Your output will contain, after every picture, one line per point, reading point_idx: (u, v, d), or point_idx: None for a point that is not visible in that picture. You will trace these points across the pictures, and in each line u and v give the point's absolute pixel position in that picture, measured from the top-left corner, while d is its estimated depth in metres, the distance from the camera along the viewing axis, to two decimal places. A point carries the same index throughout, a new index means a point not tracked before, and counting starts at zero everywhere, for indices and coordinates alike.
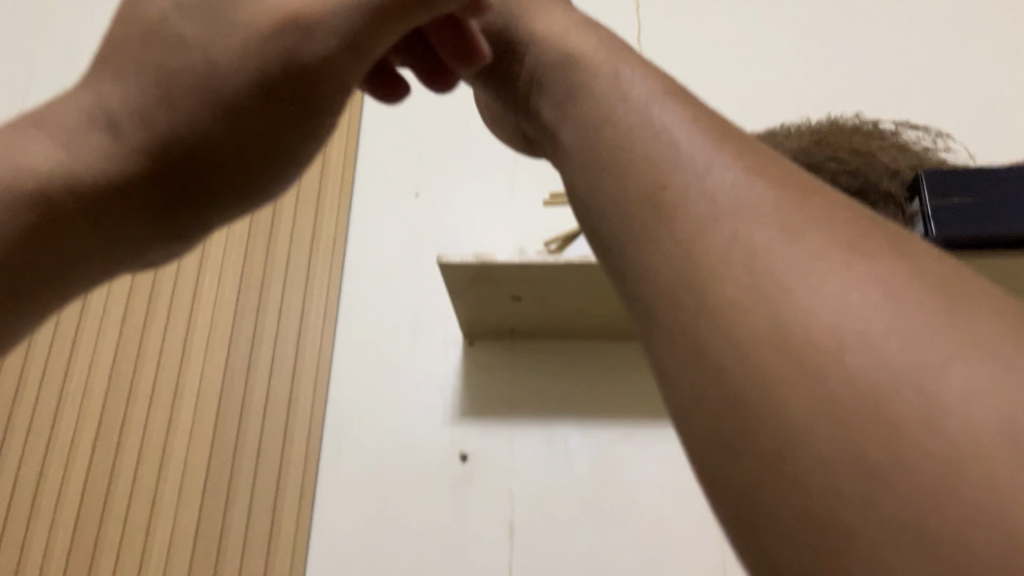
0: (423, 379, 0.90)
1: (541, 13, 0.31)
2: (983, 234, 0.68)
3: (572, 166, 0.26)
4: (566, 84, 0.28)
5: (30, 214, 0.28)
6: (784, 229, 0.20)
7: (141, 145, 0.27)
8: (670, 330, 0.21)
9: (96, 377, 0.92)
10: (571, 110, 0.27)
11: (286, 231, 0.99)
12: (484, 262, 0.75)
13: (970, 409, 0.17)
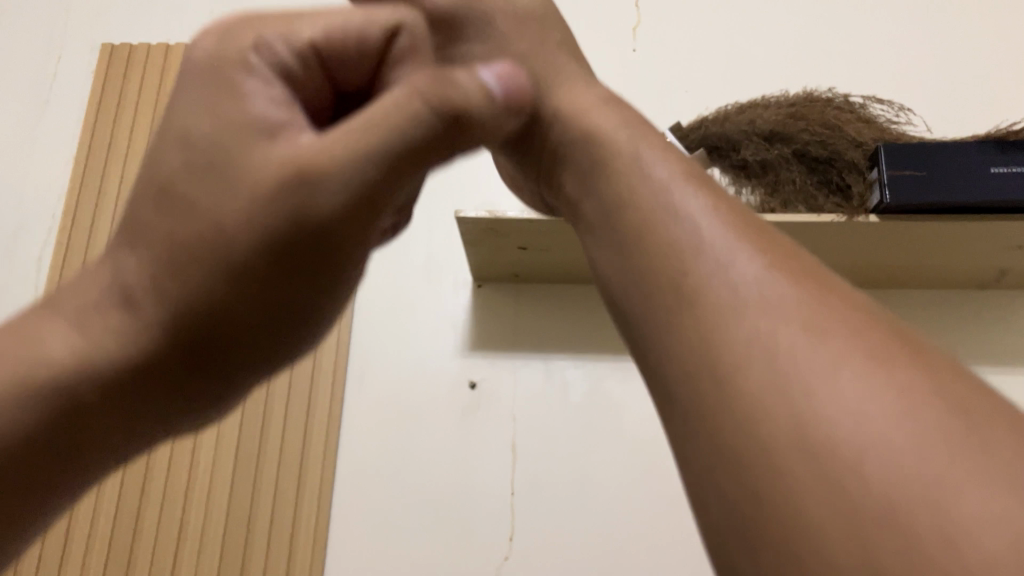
0: (437, 316, 1.01)
1: (562, 88, 0.42)
2: (929, 200, 0.78)
3: (599, 243, 0.34)
4: (587, 165, 0.37)
5: (61, 405, 0.34)
6: (817, 343, 0.26)
7: (161, 322, 0.34)
8: (721, 440, 0.26)
9: None
10: (592, 190, 0.36)
11: None
12: (494, 218, 0.84)
13: (979, 529, 0.22)
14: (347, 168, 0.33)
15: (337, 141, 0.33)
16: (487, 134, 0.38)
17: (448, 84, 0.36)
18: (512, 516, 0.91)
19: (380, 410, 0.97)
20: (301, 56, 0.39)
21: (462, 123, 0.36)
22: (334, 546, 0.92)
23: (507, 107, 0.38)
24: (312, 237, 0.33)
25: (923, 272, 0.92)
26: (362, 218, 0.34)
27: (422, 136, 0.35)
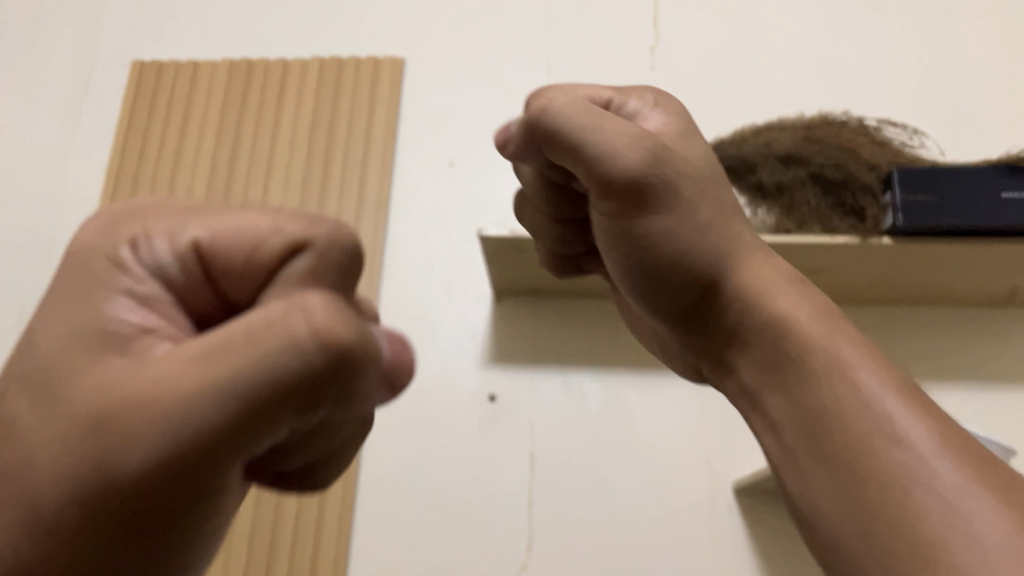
0: (458, 329, 1.03)
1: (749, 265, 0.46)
2: (939, 223, 0.79)
3: (809, 451, 0.39)
4: (792, 369, 0.41)
5: None
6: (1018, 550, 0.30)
7: None
8: None
9: None
10: (801, 397, 0.40)
11: (333, 195, 1.09)
12: (517, 237, 0.87)
13: None
14: (170, 424, 0.26)
15: (186, 368, 0.26)
16: (354, 397, 0.28)
17: (283, 331, 0.26)
18: (531, 527, 0.93)
19: (402, 421, 0.99)
20: (185, 264, 0.30)
21: (303, 387, 0.26)
22: (357, 554, 0.94)
23: (375, 369, 0.28)
24: (132, 508, 0.26)
25: (935, 291, 0.94)
26: (202, 474, 0.26)
27: (241, 400, 0.26)
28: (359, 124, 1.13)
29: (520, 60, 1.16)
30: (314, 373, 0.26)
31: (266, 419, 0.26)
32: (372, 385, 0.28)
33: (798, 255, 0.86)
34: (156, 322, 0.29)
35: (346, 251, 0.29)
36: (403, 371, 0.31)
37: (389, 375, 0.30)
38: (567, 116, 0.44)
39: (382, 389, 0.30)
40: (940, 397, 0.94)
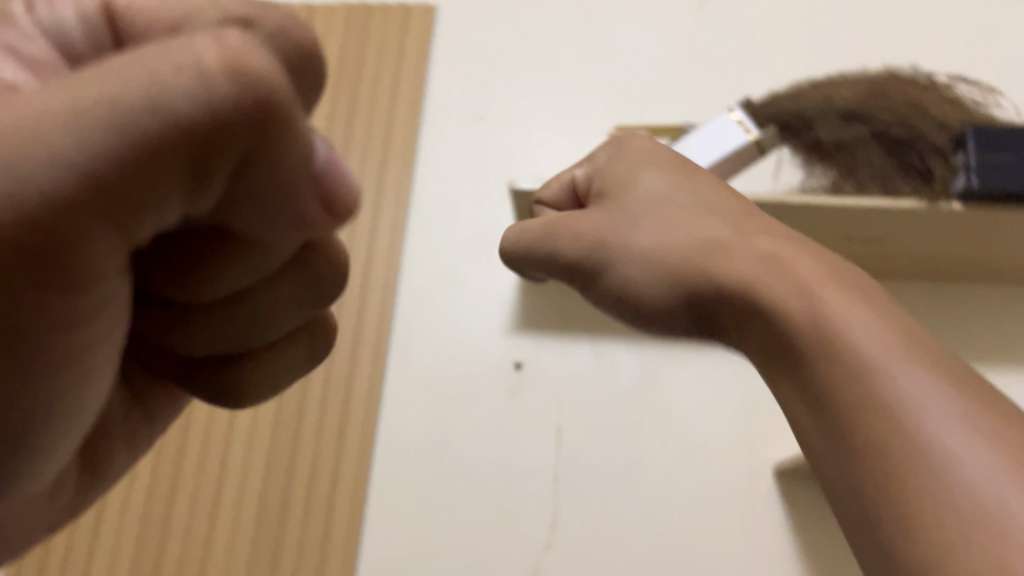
0: (483, 293, 0.97)
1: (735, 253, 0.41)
2: (1018, 183, 0.72)
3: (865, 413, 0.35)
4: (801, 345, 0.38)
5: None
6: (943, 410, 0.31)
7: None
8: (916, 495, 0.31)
9: None
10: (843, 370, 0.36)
11: (355, 150, 1.03)
12: None
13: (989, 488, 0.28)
14: (49, 152, 0.21)
15: (56, 91, 0.21)
16: (271, 191, 0.25)
17: (185, 56, 0.21)
18: (554, 503, 0.88)
19: (421, 388, 0.94)
20: (88, 17, 0.31)
21: (212, 131, 0.22)
22: (370, 525, 0.89)
23: (296, 156, 0.24)
24: (19, 254, 0.22)
25: (1001, 267, 0.87)
26: (79, 220, 0.22)
27: (137, 135, 0.21)
28: (385, 75, 1.07)
29: (557, 10, 1.09)
30: (230, 116, 0.22)
31: (182, 162, 0.23)
32: (294, 179, 0.25)
33: (855, 220, 0.79)
34: (33, 79, 0.30)
35: (300, 51, 0.27)
36: (340, 196, 0.28)
37: (326, 192, 0.27)
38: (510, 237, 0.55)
39: (320, 207, 0.27)
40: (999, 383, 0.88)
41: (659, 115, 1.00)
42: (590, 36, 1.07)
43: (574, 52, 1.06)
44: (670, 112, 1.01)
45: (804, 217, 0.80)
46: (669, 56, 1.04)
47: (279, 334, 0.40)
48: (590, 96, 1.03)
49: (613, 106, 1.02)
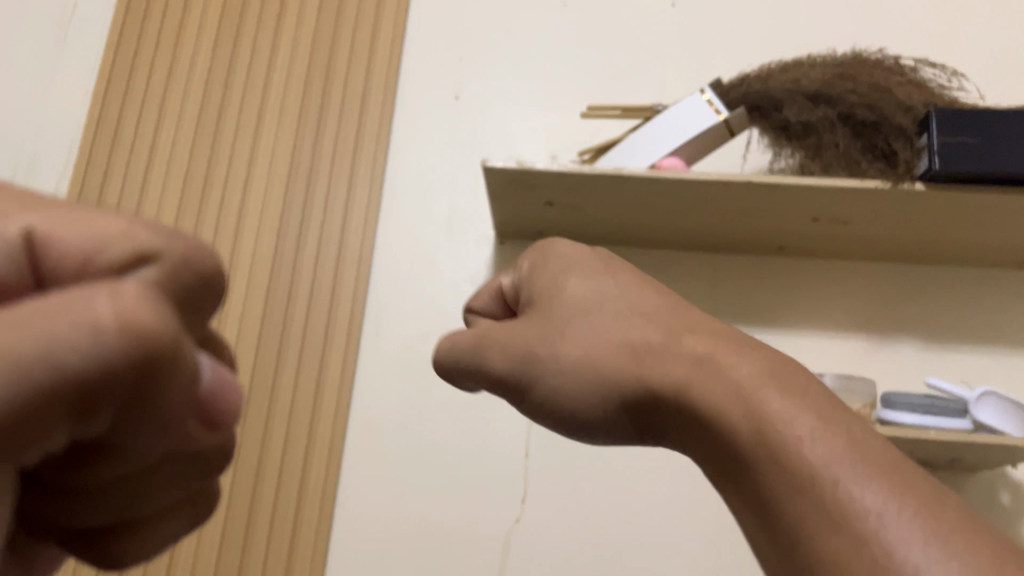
0: (457, 271, 0.98)
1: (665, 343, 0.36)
2: (979, 166, 0.74)
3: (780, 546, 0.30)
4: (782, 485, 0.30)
5: None
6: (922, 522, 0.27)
7: None
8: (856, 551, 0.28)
9: None
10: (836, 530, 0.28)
11: (332, 127, 1.03)
12: (524, 168, 0.80)
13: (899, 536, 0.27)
14: None
15: None
16: (149, 423, 0.24)
17: (79, 309, 0.21)
18: (526, 479, 0.90)
19: (396, 365, 0.95)
20: None
21: (100, 385, 0.22)
22: (343, 501, 0.90)
23: (181, 397, 0.24)
24: None
25: (961, 248, 0.89)
26: None
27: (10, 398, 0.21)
28: (362, 52, 1.07)
29: None
30: (112, 373, 0.22)
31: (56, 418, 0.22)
32: (172, 410, 0.25)
33: (821, 201, 0.81)
34: None
35: (200, 275, 0.27)
36: (228, 404, 0.29)
37: (205, 409, 0.28)
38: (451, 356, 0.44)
39: (198, 424, 0.28)
40: (959, 360, 0.90)
41: (634, 95, 1.01)
42: (565, 16, 1.07)
43: (550, 31, 1.07)
44: (644, 92, 1.01)
45: (772, 197, 0.81)
46: (644, 38, 1.05)
47: (159, 510, 0.34)
48: (564, 76, 1.04)
49: (588, 85, 1.03)
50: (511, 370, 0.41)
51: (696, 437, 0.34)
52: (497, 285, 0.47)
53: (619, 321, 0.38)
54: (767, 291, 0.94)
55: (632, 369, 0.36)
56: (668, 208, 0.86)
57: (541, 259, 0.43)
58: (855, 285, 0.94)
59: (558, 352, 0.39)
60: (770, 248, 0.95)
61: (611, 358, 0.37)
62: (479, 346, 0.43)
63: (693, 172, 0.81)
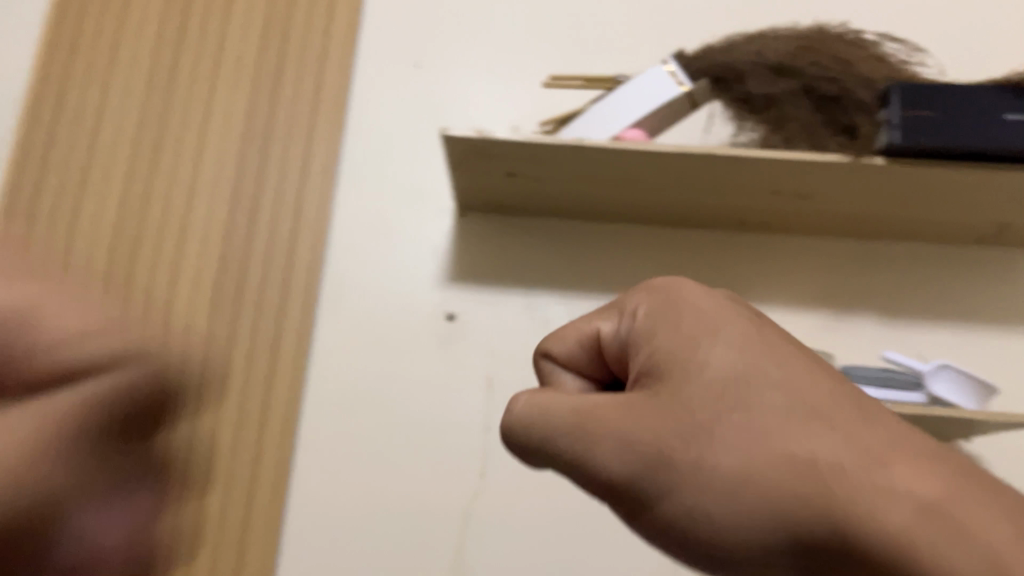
0: (416, 242, 0.97)
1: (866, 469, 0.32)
2: (938, 140, 0.74)
3: None
4: None
5: None
6: None
7: None
8: None
9: (105, 225, 0.97)
10: None
11: (288, 94, 1.01)
12: (483, 138, 0.79)
13: None
14: None
15: None
16: None
17: None
18: (484, 452, 0.89)
19: (354, 338, 0.93)
20: None
21: None
22: (298, 475, 0.89)
23: None
24: None
25: (918, 224, 0.90)
26: None
27: None
28: (319, 16, 1.04)
29: None
30: None
31: None
32: None
33: (782, 175, 0.81)
34: None
35: None
36: None
37: None
38: (557, 428, 0.40)
39: None
40: (914, 335, 0.91)
41: (596, 66, 1.00)
42: None
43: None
44: (607, 62, 1.00)
45: (732, 171, 0.81)
46: (607, 5, 1.03)
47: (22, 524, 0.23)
48: (526, 44, 1.02)
49: (550, 54, 1.01)
50: (629, 477, 0.37)
51: None
52: (593, 331, 0.44)
53: (779, 414, 0.34)
54: (728, 265, 0.94)
55: (806, 501, 0.32)
56: (629, 181, 0.85)
57: (662, 311, 0.40)
58: (815, 260, 0.94)
59: (704, 461, 0.35)
60: (732, 224, 0.94)
61: (788, 484, 0.33)
62: (585, 445, 0.39)
63: (656, 144, 0.80)
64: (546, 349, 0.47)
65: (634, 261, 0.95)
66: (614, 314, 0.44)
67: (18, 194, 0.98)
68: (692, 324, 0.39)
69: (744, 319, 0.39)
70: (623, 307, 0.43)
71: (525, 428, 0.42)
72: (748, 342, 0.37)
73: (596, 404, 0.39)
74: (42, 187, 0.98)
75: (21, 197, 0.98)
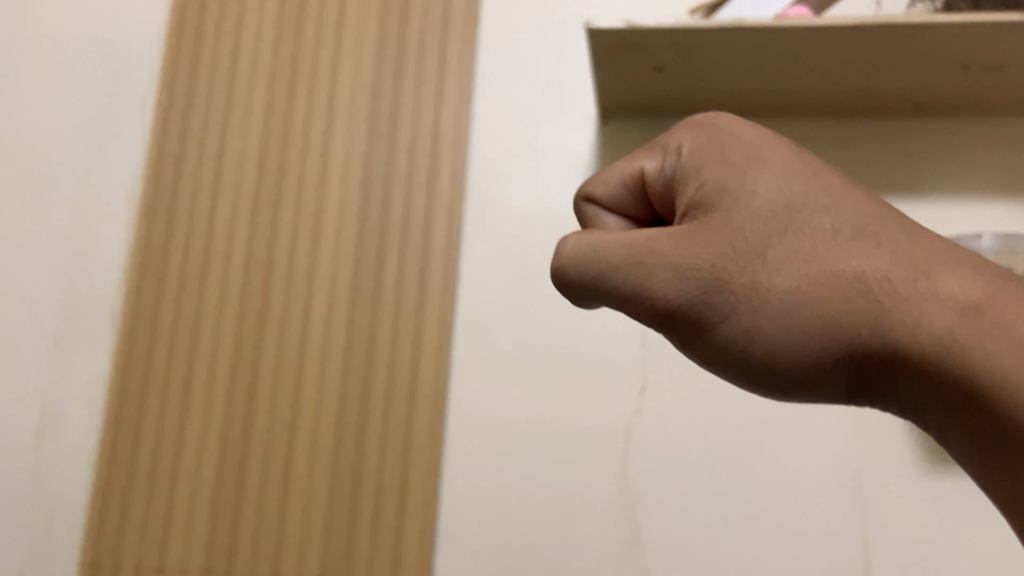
0: (559, 154, 0.93)
1: (854, 239, 0.36)
2: None
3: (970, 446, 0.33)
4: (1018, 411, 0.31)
5: None
6: None
7: None
8: None
9: (249, 159, 0.96)
10: None
11: (418, 10, 0.97)
12: (632, 28, 0.74)
13: None
14: None
15: None
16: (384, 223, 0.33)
17: None
18: (644, 368, 0.86)
19: (502, 257, 0.91)
20: None
21: None
22: (455, 398, 0.88)
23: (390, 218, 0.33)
24: None
25: None
26: None
27: None
28: None
29: None
30: None
31: None
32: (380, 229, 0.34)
33: (971, 44, 0.72)
34: None
35: None
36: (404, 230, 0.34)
37: None
38: (592, 249, 0.40)
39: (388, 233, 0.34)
40: None
41: None
42: None
43: None
44: None
45: (913, 45, 0.73)
46: None
47: None
48: None
49: None
50: (689, 300, 0.38)
51: (924, 385, 0.34)
52: (637, 168, 0.43)
53: (823, 237, 0.36)
54: (902, 155, 0.86)
55: (850, 315, 0.35)
56: (792, 67, 0.78)
57: (710, 145, 0.40)
58: (1004, 141, 0.85)
59: (762, 281, 0.36)
60: (906, 108, 0.86)
61: (838, 305, 0.35)
62: (614, 264, 0.40)
63: (822, 18, 0.72)
64: (588, 192, 0.45)
65: None
66: (657, 152, 0.42)
67: (163, 133, 0.98)
68: (737, 155, 0.39)
69: (786, 150, 0.39)
70: (664, 144, 0.43)
71: (567, 261, 0.41)
72: (791, 174, 0.38)
73: (635, 237, 0.40)
74: (187, 123, 0.98)
75: (167, 136, 0.98)
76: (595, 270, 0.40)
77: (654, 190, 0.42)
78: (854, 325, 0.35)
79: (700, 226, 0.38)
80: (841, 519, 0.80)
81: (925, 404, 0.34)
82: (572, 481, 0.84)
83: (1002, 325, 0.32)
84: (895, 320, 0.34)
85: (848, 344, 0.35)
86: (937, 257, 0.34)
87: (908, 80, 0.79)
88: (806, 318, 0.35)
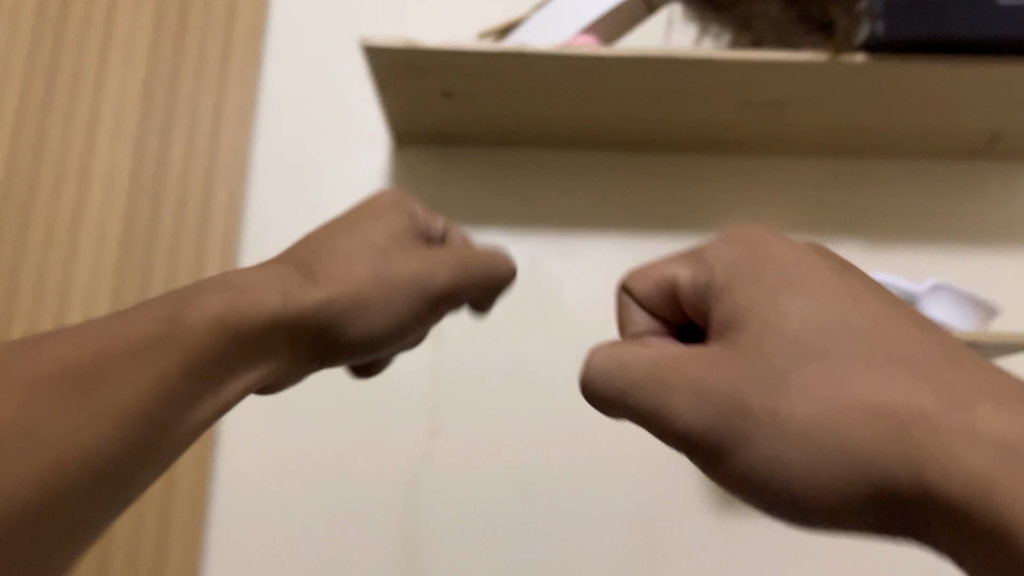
0: (349, 181, 0.86)
1: (757, 305, 0.33)
2: (927, 31, 0.65)
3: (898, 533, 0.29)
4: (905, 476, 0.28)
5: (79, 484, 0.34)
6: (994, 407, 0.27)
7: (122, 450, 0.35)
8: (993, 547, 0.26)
9: None
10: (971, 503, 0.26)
11: (197, 18, 0.89)
12: (414, 48, 0.69)
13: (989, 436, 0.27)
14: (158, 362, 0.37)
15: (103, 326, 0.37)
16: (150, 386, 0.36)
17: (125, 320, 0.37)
18: (433, 409, 0.80)
19: None
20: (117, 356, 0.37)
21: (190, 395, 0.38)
22: (224, 446, 0.80)
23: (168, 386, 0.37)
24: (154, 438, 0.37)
25: (901, 138, 0.82)
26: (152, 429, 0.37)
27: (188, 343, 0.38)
28: None
29: None
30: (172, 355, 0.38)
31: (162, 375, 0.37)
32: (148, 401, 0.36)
33: (751, 83, 0.72)
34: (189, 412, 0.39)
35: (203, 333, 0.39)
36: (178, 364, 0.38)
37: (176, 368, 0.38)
38: (602, 373, 0.37)
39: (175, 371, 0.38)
40: (902, 257, 0.84)
41: None
42: None
43: None
44: None
45: (697, 81, 0.72)
46: None
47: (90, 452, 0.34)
48: None
49: None
50: (702, 428, 0.33)
51: (821, 473, 0.30)
52: (667, 276, 0.38)
53: (731, 309, 0.34)
54: (695, 192, 0.86)
55: (738, 396, 0.32)
56: (582, 98, 0.76)
57: (751, 265, 0.34)
58: (791, 180, 0.86)
59: (752, 404, 0.31)
60: (699, 145, 0.85)
61: (720, 381, 0.32)
62: (636, 382, 0.36)
63: (607, 48, 0.70)
64: (628, 281, 0.41)
65: (590, 191, 0.86)
66: (690, 259, 0.37)
67: None
68: (773, 274, 0.34)
69: (802, 248, 0.35)
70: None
71: (595, 378, 0.38)
72: (821, 289, 0.33)
73: (663, 359, 0.35)
74: None
75: None
76: (618, 391, 0.36)
77: (682, 298, 0.38)
78: (730, 405, 0.32)
79: (711, 351, 0.34)
80: (632, 564, 0.77)
81: (827, 496, 0.30)
82: (354, 533, 0.78)
83: (884, 400, 0.29)
84: (770, 395, 0.31)
85: (732, 428, 0.32)
86: (834, 314, 0.32)
87: (697, 116, 0.79)
88: (702, 406, 0.33)
